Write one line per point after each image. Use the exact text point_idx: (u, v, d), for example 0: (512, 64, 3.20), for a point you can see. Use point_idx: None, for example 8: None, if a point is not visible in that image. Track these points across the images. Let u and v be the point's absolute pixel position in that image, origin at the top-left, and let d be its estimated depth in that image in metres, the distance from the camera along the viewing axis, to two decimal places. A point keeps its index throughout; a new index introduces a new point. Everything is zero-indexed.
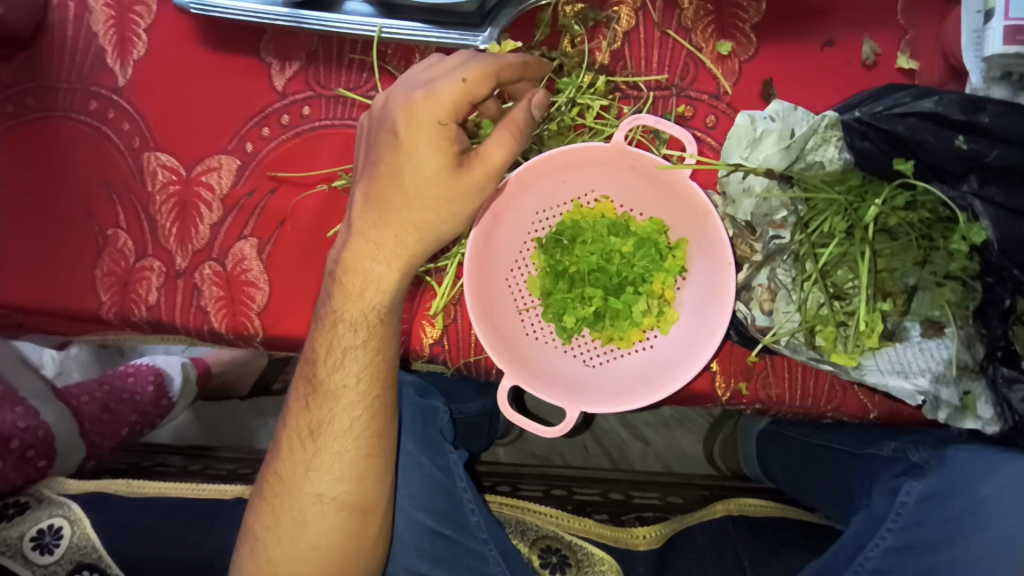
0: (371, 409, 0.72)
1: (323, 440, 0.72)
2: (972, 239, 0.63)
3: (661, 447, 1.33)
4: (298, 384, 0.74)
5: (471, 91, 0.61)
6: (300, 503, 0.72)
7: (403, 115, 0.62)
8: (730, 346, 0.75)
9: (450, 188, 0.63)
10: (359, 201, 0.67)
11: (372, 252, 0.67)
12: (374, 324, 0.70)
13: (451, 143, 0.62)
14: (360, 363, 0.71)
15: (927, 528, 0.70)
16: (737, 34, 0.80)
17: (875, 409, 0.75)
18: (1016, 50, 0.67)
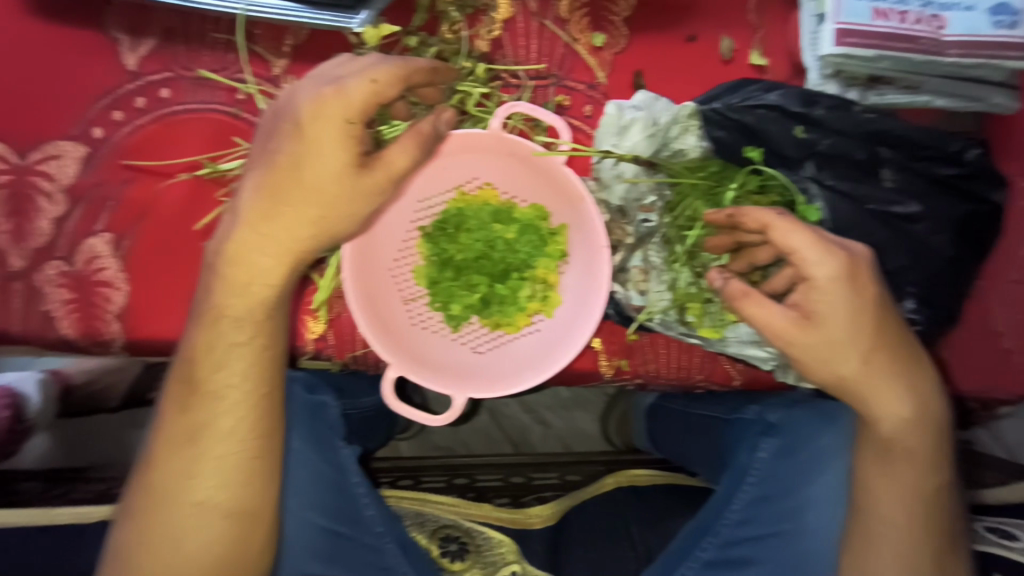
0: (259, 408, 0.68)
1: (204, 445, 0.66)
2: (810, 220, 0.70)
3: (561, 429, 1.39)
4: (172, 385, 0.67)
5: (381, 93, 0.58)
6: (175, 515, 0.66)
7: (309, 108, 0.58)
8: (611, 326, 0.80)
9: (349, 189, 0.60)
10: (249, 187, 0.61)
11: (260, 244, 0.62)
12: (261, 320, 0.66)
13: (357, 143, 0.59)
14: (246, 360, 0.66)
15: (779, 479, 0.79)
16: (610, 27, 0.83)
17: (740, 377, 0.82)
18: (842, 52, 0.75)
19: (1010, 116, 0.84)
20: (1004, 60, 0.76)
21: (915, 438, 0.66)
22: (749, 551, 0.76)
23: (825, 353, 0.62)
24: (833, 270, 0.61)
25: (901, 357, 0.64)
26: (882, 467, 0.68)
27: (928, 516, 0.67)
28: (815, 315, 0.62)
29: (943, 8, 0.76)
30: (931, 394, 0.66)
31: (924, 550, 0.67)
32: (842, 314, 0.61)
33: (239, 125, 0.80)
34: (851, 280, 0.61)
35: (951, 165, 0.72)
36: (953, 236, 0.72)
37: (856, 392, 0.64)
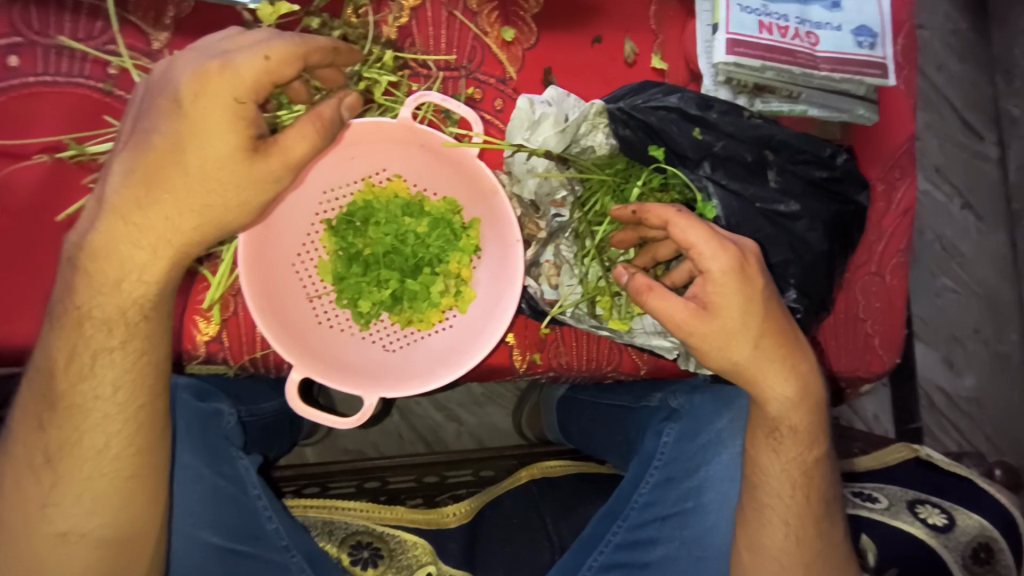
0: (134, 423, 0.60)
1: (67, 466, 0.58)
2: (708, 217, 0.74)
3: (474, 425, 1.40)
4: (26, 399, 0.59)
5: (275, 72, 0.53)
6: (36, 546, 0.58)
7: (191, 84, 0.52)
8: (525, 320, 0.81)
9: (240, 175, 0.54)
10: (120, 170, 0.55)
11: (132, 235, 0.55)
12: (135, 322, 0.58)
13: (249, 124, 0.54)
14: (118, 369, 0.58)
15: (682, 461, 0.83)
16: (520, 22, 0.83)
17: (646, 366, 0.86)
18: (733, 60, 0.81)
19: (869, 126, 0.95)
20: (865, 76, 0.86)
21: (799, 416, 0.72)
22: (655, 531, 0.80)
23: (721, 341, 0.67)
24: (726, 263, 0.65)
25: (786, 344, 0.69)
26: (770, 445, 0.74)
27: (810, 485, 0.73)
28: (711, 306, 0.66)
29: (816, 27, 0.85)
30: (815, 378, 0.72)
31: (807, 517, 0.73)
32: (734, 303, 0.65)
33: (111, 103, 0.71)
34: (740, 274, 0.65)
35: (823, 168, 0.80)
36: (826, 232, 0.80)
37: (749, 377, 0.69)
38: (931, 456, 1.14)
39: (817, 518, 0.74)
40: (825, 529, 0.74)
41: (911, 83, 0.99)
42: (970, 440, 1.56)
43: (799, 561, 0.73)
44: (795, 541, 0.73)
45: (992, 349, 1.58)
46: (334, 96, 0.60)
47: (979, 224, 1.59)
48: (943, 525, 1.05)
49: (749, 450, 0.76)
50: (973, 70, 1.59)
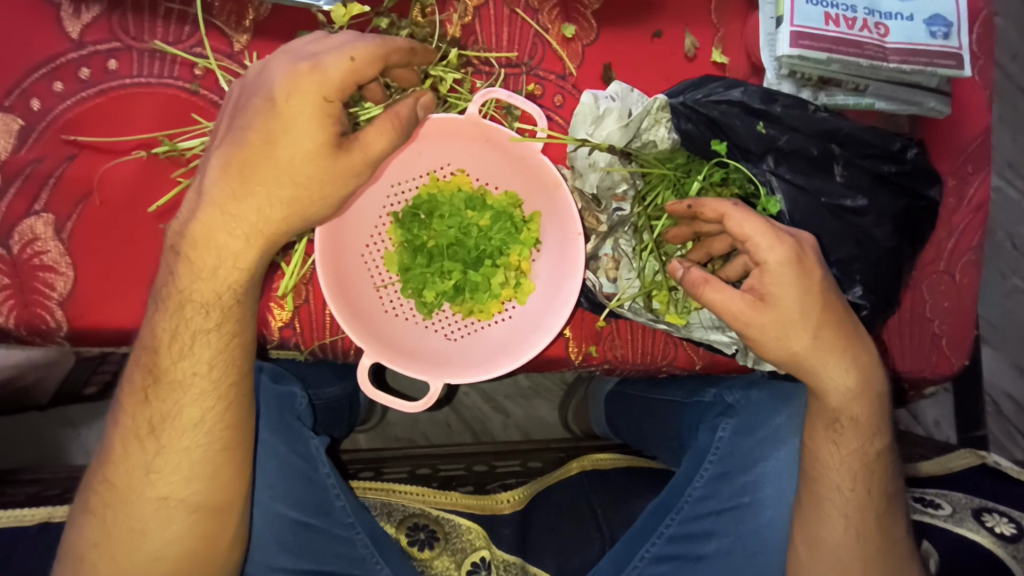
0: (225, 398, 0.65)
1: (167, 437, 0.64)
2: (770, 211, 0.75)
3: (520, 417, 1.42)
4: (132, 374, 0.64)
5: (359, 72, 0.57)
6: (138, 509, 0.64)
7: (285, 84, 0.56)
8: (581, 313, 0.82)
9: (325, 169, 0.59)
10: (216, 163, 0.59)
11: (228, 224, 0.60)
12: (229, 306, 0.63)
13: (334, 121, 0.58)
14: (213, 348, 0.63)
15: (738, 456, 0.83)
16: (580, 18, 0.84)
17: (702, 360, 0.85)
18: (798, 53, 0.80)
19: (940, 118, 0.92)
20: (938, 67, 0.83)
21: (859, 406, 0.71)
22: (711, 524, 0.80)
23: (784, 334, 0.66)
24: (783, 254, 0.65)
25: (849, 339, 0.68)
26: (829, 441, 0.73)
27: (872, 478, 0.72)
28: (770, 297, 0.66)
29: (886, 17, 0.83)
30: (878, 373, 0.71)
31: (867, 511, 0.72)
32: (794, 294, 0.65)
33: (197, 102, 0.75)
34: (801, 265, 0.65)
35: (893, 163, 0.77)
36: (895, 227, 0.78)
37: (811, 370, 0.69)
38: (999, 464, 1.12)
39: (880, 514, 0.72)
40: (887, 524, 0.73)
41: (986, 74, 0.95)
42: None
43: (858, 556, 0.72)
44: (854, 536, 0.72)
45: None
46: (409, 95, 0.64)
47: None
48: (1012, 535, 1.00)
49: (807, 444, 0.75)
50: None
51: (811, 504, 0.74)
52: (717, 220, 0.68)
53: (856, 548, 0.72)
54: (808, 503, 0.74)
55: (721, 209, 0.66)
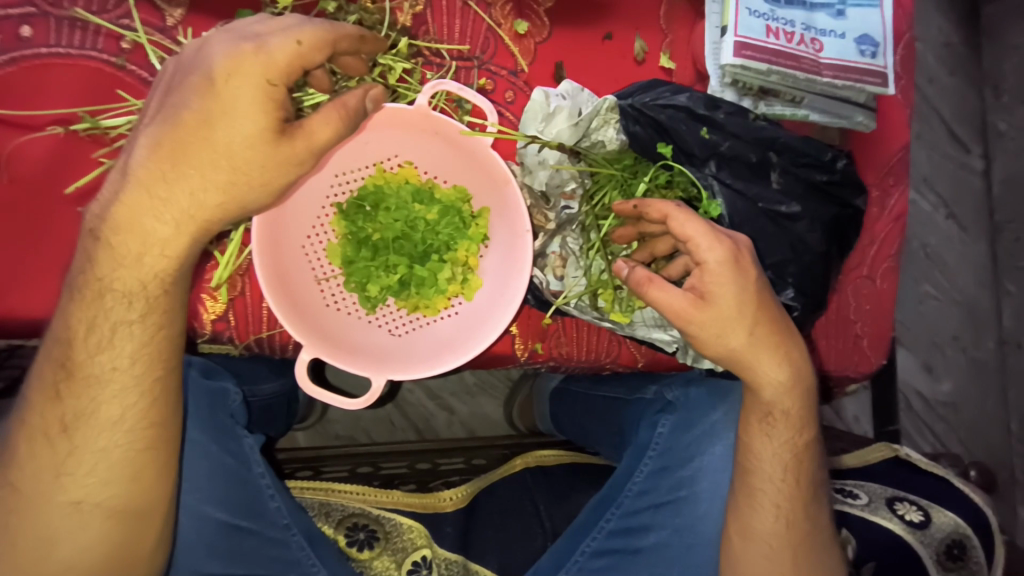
0: (148, 393, 0.61)
1: (82, 437, 0.59)
2: (711, 214, 0.77)
3: (465, 415, 1.42)
4: (43, 368, 0.59)
5: (307, 57, 0.54)
6: (47, 514, 0.59)
7: (225, 64, 0.53)
8: (529, 310, 0.82)
9: (266, 156, 0.55)
10: (145, 143, 0.55)
11: (157, 209, 0.56)
12: (155, 296, 0.59)
13: (277, 106, 0.54)
14: (137, 341, 0.59)
15: (676, 451, 0.86)
16: (532, 16, 0.85)
17: (644, 358, 0.88)
18: (740, 62, 0.83)
19: (867, 133, 0.98)
20: (866, 84, 0.89)
21: (791, 401, 0.74)
22: (649, 518, 0.83)
23: (722, 330, 0.69)
24: (720, 254, 0.67)
25: (781, 337, 0.71)
26: (762, 434, 0.76)
27: (801, 468, 0.75)
28: (707, 295, 0.68)
29: (821, 33, 0.88)
30: (807, 368, 0.74)
31: (796, 502, 0.75)
32: (730, 292, 0.67)
33: (123, 78, 0.70)
34: (736, 267, 0.67)
35: (824, 172, 0.82)
36: (824, 233, 0.82)
37: (748, 365, 0.71)
38: (910, 457, 1.20)
39: (808, 503, 0.76)
40: (814, 513, 0.76)
41: (908, 93, 1.01)
42: (944, 443, 1.63)
43: (788, 547, 0.75)
44: (784, 526, 0.75)
45: (972, 357, 1.63)
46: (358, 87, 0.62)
47: (962, 234, 1.64)
48: (920, 522, 1.09)
49: (742, 437, 0.78)
50: (964, 84, 1.64)
51: (742, 496, 0.77)
52: (661, 221, 0.70)
53: (787, 538, 0.75)
54: (743, 495, 0.77)
55: (665, 209, 0.68)
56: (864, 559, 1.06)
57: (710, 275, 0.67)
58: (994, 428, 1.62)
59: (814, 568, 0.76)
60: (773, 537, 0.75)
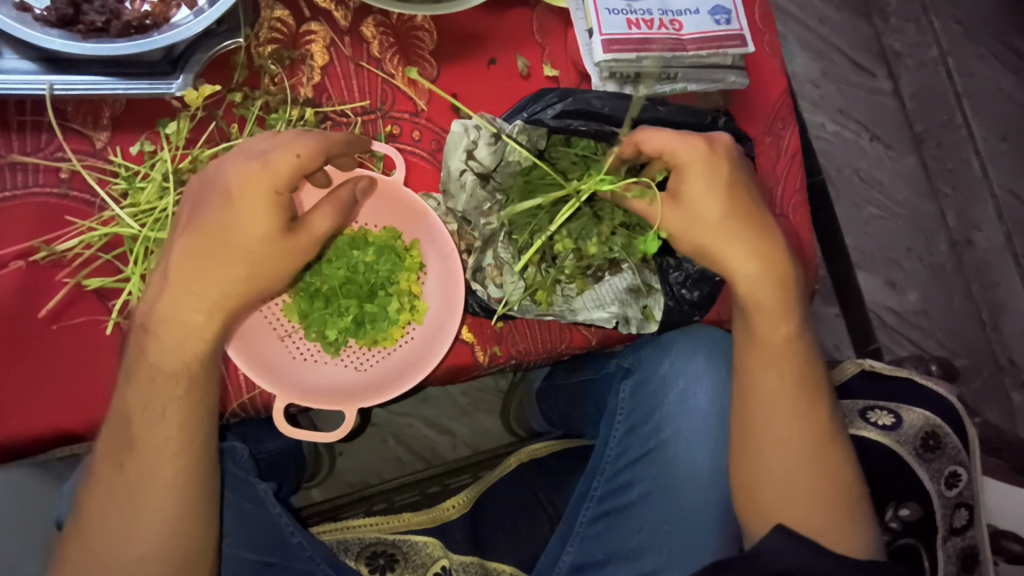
0: (194, 454, 0.71)
1: (144, 500, 0.70)
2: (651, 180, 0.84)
3: (467, 434, 1.49)
4: (105, 444, 0.69)
5: (303, 166, 0.67)
6: (118, 566, 0.69)
7: (238, 180, 0.66)
8: (477, 319, 0.90)
9: (277, 250, 0.69)
10: (176, 251, 0.67)
11: (190, 302, 0.67)
12: (196, 374, 0.70)
13: (284, 210, 0.68)
14: (181, 413, 0.70)
15: (639, 410, 0.95)
16: (421, 60, 0.94)
17: (596, 338, 0.94)
18: (612, 56, 0.94)
19: (747, 89, 1.08)
20: (728, 48, 0.99)
21: (761, 290, 0.79)
22: (630, 475, 0.92)
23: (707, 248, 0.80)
24: (692, 152, 0.76)
25: (757, 241, 0.79)
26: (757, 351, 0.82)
27: (794, 359, 0.81)
28: (681, 193, 0.79)
29: (678, 14, 0.97)
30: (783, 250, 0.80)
31: (799, 427, 0.81)
32: (701, 189, 0.78)
33: (69, 204, 0.78)
34: (708, 160, 0.77)
35: (709, 132, 0.92)
36: None
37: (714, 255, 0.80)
38: (874, 366, 1.25)
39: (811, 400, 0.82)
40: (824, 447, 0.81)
41: (776, 44, 1.11)
42: (926, 348, 1.71)
43: (797, 462, 0.81)
44: (787, 442, 0.81)
45: (921, 262, 1.74)
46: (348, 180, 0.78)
47: (889, 151, 1.77)
48: (892, 424, 1.18)
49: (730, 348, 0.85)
50: (848, 17, 1.77)
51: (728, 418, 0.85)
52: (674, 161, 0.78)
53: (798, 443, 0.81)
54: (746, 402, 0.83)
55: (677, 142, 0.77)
56: None
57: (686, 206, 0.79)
58: (969, 323, 1.74)
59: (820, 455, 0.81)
60: (774, 443, 0.81)
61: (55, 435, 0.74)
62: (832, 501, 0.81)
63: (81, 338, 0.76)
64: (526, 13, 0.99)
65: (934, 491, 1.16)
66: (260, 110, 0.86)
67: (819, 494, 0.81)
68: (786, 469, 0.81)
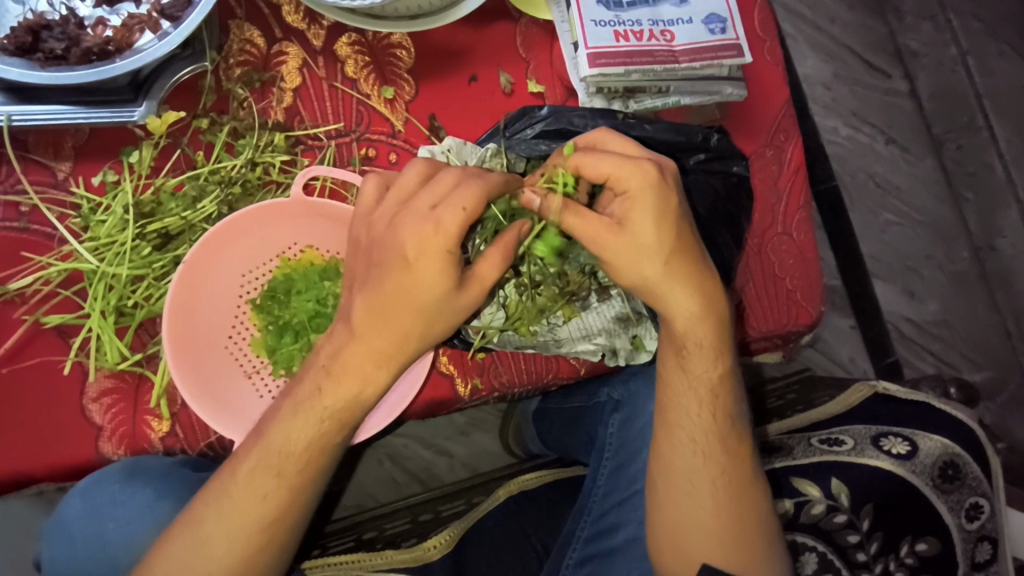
0: (304, 506, 0.68)
1: (259, 547, 0.65)
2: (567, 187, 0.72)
3: (464, 454, 1.45)
4: (252, 479, 0.65)
5: (472, 218, 0.61)
6: None
7: (414, 243, 0.61)
8: (455, 350, 0.86)
9: (451, 306, 0.64)
10: (356, 310, 0.64)
11: (373, 358, 0.65)
12: (347, 424, 0.67)
13: (457, 267, 0.63)
14: (317, 465, 0.67)
15: (627, 446, 0.90)
16: (398, 79, 0.90)
17: (585, 366, 0.91)
18: (598, 71, 0.88)
19: (746, 100, 1.02)
20: (723, 59, 0.93)
21: (702, 331, 0.73)
22: (617, 517, 0.86)
23: (647, 283, 0.70)
24: (642, 180, 0.67)
25: (700, 280, 0.71)
26: (684, 385, 0.76)
27: (715, 398, 0.76)
28: (627, 222, 0.68)
29: (669, 24, 0.92)
30: (716, 290, 0.73)
31: (725, 463, 0.76)
32: (649, 218, 0.67)
33: (28, 238, 0.76)
34: (659, 188, 0.68)
35: (699, 151, 0.90)
36: (705, 201, 0.90)
37: (658, 294, 0.70)
38: (889, 390, 1.19)
39: (732, 441, 0.77)
40: (736, 486, 0.76)
41: (776, 51, 1.05)
42: (948, 361, 1.63)
43: (722, 499, 0.76)
44: (709, 481, 0.75)
45: (942, 270, 1.66)
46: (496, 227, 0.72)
47: (906, 155, 1.69)
48: (907, 453, 1.11)
49: (661, 375, 0.78)
50: (859, 17, 1.70)
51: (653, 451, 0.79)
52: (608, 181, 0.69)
53: (712, 482, 0.75)
54: (666, 434, 0.77)
55: (613, 165, 0.68)
56: (861, 502, 1.06)
57: (627, 244, 0.67)
58: (995, 334, 1.65)
59: (732, 498, 0.76)
60: (698, 479, 0.75)
61: (12, 480, 0.71)
62: (755, 542, 0.76)
63: (35, 379, 0.73)
64: (508, 27, 0.94)
65: (953, 524, 1.09)
66: (228, 136, 0.82)
67: (724, 537, 0.75)
68: (695, 509, 0.75)
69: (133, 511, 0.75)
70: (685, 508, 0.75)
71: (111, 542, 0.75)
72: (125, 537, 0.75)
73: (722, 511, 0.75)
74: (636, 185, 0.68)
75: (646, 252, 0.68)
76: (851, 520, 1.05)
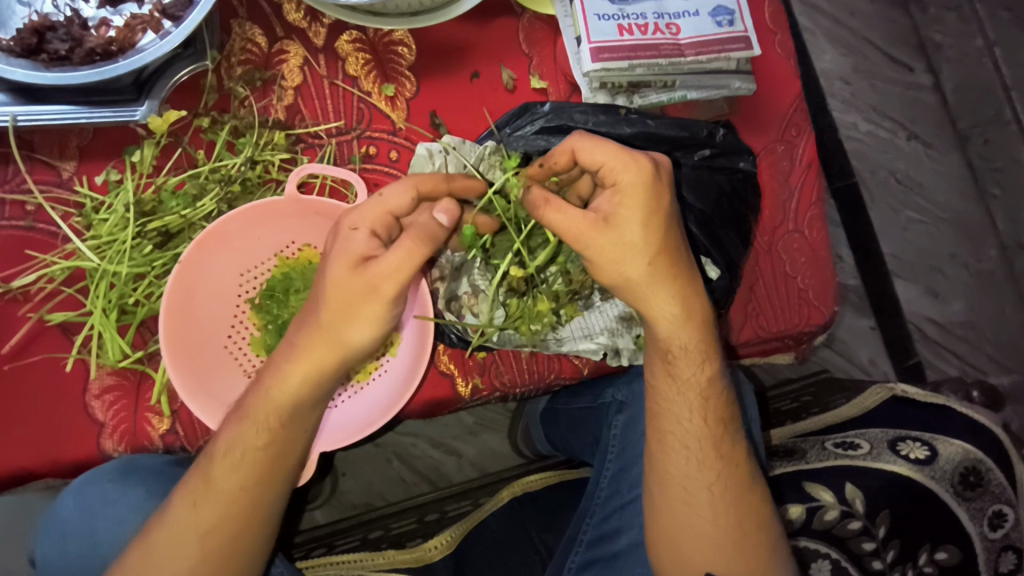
0: (249, 509, 0.67)
1: (207, 544, 0.65)
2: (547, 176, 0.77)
3: (473, 454, 1.42)
4: (190, 476, 0.67)
5: (387, 203, 0.64)
6: None
7: (331, 232, 0.65)
8: (454, 350, 0.85)
9: (358, 288, 0.61)
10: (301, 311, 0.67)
11: (293, 353, 0.64)
12: (281, 422, 0.66)
13: (372, 248, 0.63)
14: (258, 463, 0.66)
15: (631, 448, 0.88)
16: (399, 77, 0.89)
17: (589, 367, 0.89)
18: (601, 66, 0.87)
19: (756, 94, 0.99)
20: (731, 52, 0.90)
21: (686, 333, 0.71)
22: (619, 521, 0.84)
23: (629, 285, 0.67)
24: (635, 176, 0.65)
25: (681, 281, 0.69)
26: (671, 392, 0.74)
27: (708, 402, 0.74)
28: (613, 217, 0.65)
29: (675, 17, 0.90)
30: (698, 293, 0.71)
31: (721, 469, 0.75)
32: (637, 216, 0.65)
33: (33, 236, 0.77)
34: (653, 185, 0.66)
35: (704, 147, 0.89)
36: (709, 195, 0.88)
37: (639, 294, 0.68)
38: (906, 391, 1.18)
39: (728, 447, 0.75)
40: (733, 494, 0.74)
41: (789, 44, 1.02)
42: (973, 363, 1.57)
43: (720, 505, 0.74)
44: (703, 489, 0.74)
45: (967, 269, 1.60)
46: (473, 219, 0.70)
47: (929, 151, 1.64)
48: (926, 458, 1.06)
49: (650, 380, 0.76)
50: (880, 9, 1.65)
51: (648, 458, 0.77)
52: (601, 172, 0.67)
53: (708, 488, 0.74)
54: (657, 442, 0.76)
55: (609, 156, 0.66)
56: (876, 508, 1.02)
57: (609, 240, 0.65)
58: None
59: (731, 505, 0.74)
60: (693, 487, 0.74)
61: (16, 475, 0.72)
62: (757, 546, 0.74)
63: (38, 376, 0.74)
64: (511, 22, 0.93)
65: (975, 533, 1.05)
66: (228, 135, 0.82)
67: (722, 546, 0.74)
68: (693, 518, 0.74)
69: (124, 511, 0.73)
70: (682, 517, 0.74)
71: (105, 543, 0.74)
72: (116, 537, 0.74)
73: (719, 519, 0.74)
74: (630, 181, 0.65)
75: (627, 247, 0.65)
76: (866, 527, 1.01)
